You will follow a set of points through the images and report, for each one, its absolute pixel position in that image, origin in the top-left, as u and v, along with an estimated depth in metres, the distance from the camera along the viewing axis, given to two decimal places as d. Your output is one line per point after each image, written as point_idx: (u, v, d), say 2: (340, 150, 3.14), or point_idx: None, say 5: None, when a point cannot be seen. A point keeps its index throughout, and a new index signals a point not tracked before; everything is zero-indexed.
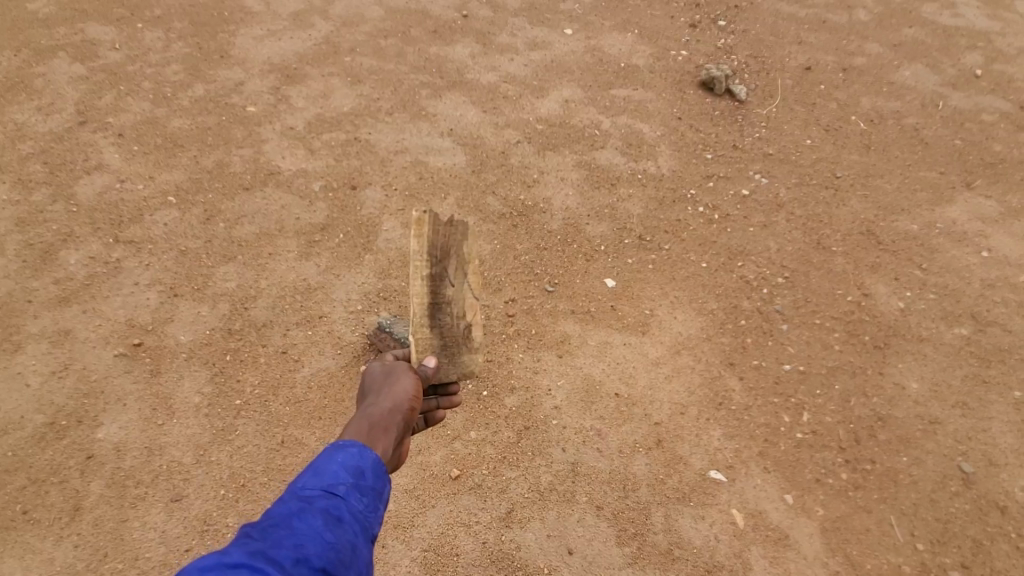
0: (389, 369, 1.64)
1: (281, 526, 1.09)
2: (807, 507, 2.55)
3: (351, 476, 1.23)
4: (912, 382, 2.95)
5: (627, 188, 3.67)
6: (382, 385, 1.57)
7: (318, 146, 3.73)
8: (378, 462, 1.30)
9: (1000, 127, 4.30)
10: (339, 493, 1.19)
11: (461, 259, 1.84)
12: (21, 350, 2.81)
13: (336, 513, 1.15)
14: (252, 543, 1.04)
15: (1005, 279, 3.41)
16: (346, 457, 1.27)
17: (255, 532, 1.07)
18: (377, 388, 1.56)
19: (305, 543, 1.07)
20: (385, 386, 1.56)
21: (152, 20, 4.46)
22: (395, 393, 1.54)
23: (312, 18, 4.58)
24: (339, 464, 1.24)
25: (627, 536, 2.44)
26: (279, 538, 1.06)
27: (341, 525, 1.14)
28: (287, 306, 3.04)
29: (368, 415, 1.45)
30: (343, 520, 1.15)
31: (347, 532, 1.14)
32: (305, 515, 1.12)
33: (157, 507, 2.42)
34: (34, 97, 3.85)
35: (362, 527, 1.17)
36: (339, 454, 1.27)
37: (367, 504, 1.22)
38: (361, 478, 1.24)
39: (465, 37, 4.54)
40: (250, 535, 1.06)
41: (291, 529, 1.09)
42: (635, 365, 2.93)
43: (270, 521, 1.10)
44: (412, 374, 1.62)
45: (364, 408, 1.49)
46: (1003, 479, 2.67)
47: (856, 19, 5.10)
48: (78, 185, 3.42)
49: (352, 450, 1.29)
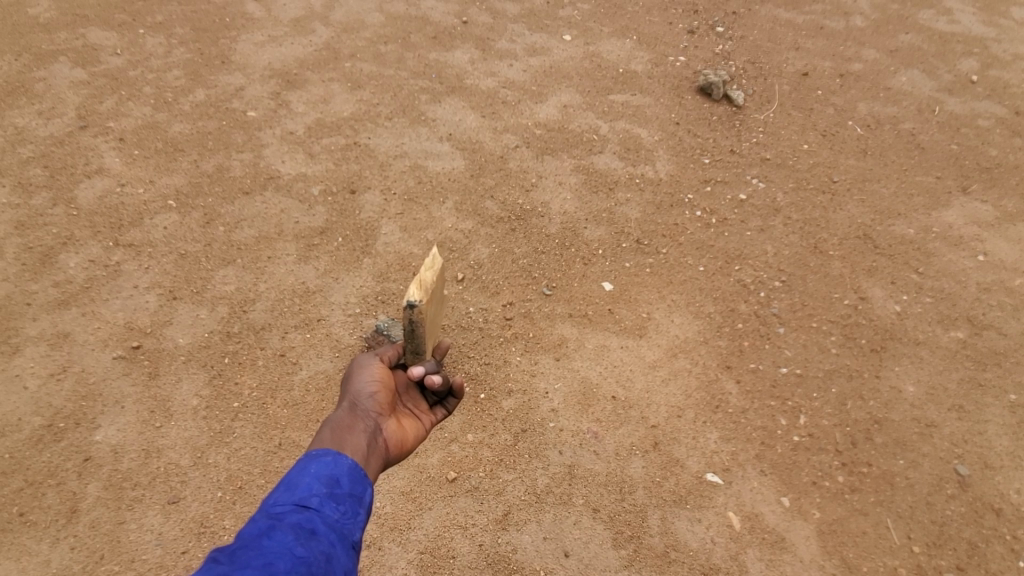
0: (353, 371, 1.86)
1: (250, 547, 1.14)
2: (803, 510, 2.54)
3: (325, 485, 1.37)
4: (908, 385, 2.96)
5: (625, 193, 3.68)
6: (345, 388, 1.81)
7: (317, 151, 3.75)
8: (350, 467, 1.46)
9: (996, 133, 4.32)
10: (312, 505, 1.30)
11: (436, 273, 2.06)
12: (19, 353, 2.82)
13: (309, 527, 1.25)
14: (218, 568, 1.07)
15: (1001, 283, 3.42)
16: (319, 467, 1.42)
17: (223, 556, 1.11)
18: (339, 393, 1.80)
19: (274, 561, 1.13)
20: (346, 390, 1.80)
21: (153, 25, 4.50)
22: (357, 391, 1.77)
23: (313, 24, 4.62)
24: (312, 476, 1.38)
25: (623, 539, 2.44)
26: (250, 551, 1.13)
27: (316, 537, 1.23)
28: (285, 310, 3.05)
29: (331, 420, 1.67)
30: (317, 532, 1.25)
31: (321, 543, 1.23)
32: (277, 533, 1.20)
33: (153, 510, 2.43)
34: (35, 102, 3.88)
35: (338, 536, 1.28)
36: (311, 466, 1.41)
37: (342, 512, 1.34)
38: (334, 486, 1.39)
39: (465, 43, 4.57)
40: (217, 560, 1.10)
41: (260, 547, 1.15)
42: (632, 368, 2.93)
43: (241, 541, 1.16)
44: (367, 366, 1.86)
45: (332, 415, 1.71)
46: (999, 482, 2.67)
47: (853, 25, 5.13)
48: (78, 188, 3.44)
49: (326, 459, 1.45)
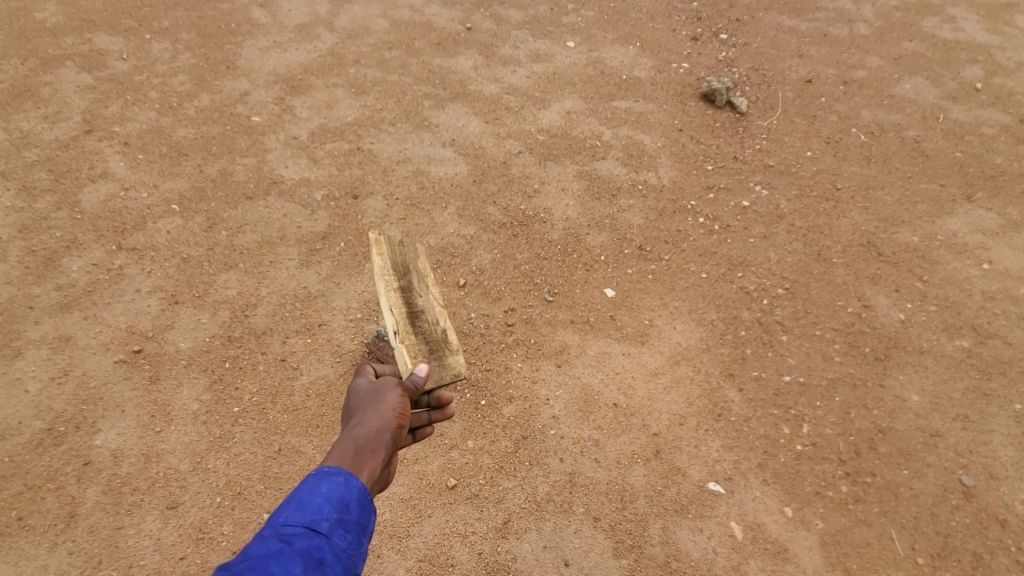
0: (377, 388, 1.76)
1: (256, 571, 1.10)
2: (806, 520, 2.52)
3: (335, 509, 1.28)
4: (913, 394, 2.93)
5: (628, 199, 3.67)
6: (371, 403, 1.69)
7: (320, 156, 3.76)
8: (360, 490, 1.36)
9: (1000, 140, 4.30)
10: (322, 530, 1.23)
11: (417, 273, 2.31)
12: (21, 357, 2.82)
13: (317, 554, 1.19)
14: None
15: (1006, 291, 3.39)
16: (329, 488, 1.33)
17: None
18: (363, 407, 1.68)
19: None
20: (372, 404, 1.69)
21: (160, 31, 4.53)
22: (376, 407, 1.68)
23: (318, 30, 4.64)
24: (322, 496, 1.29)
25: (624, 548, 2.42)
26: None
27: (322, 568, 1.18)
28: (286, 314, 3.04)
29: (357, 436, 1.55)
30: (323, 561, 1.19)
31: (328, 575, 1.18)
32: (285, 558, 1.15)
33: (152, 515, 2.42)
34: (40, 106, 3.90)
35: (343, 567, 1.22)
36: (322, 486, 1.33)
37: (349, 540, 1.26)
38: (345, 511, 1.30)
39: (468, 49, 4.58)
40: None
41: (267, 572, 1.11)
42: (634, 375, 2.92)
43: (247, 562, 1.12)
44: (393, 390, 1.75)
45: (352, 430, 1.59)
46: (1004, 493, 2.64)
47: (857, 33, 5.13)
48: (82, 193, 3.45)
49: (337, 480, 1.36)
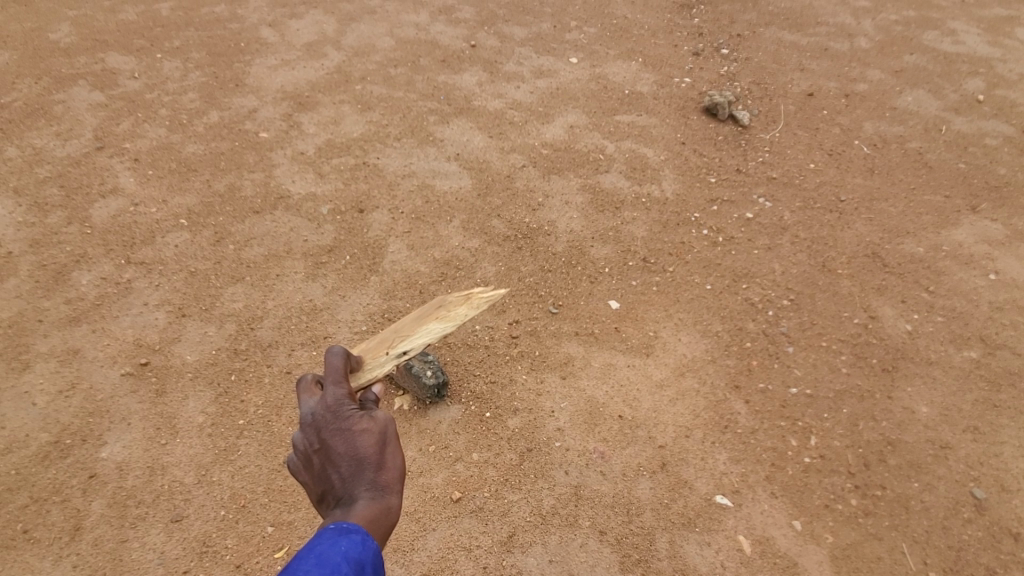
0: (380, 433, 1.37)
1: None
2: (816, 535, 2.48)
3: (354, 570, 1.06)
4: (921, 406, 2.90)
5: (631, 212, 3.69)
6: (379, 459, 1.33)
7: (327, 170, 3.80)
8: (379, 555, 1.14)
9: (1004, 151, 4.30)
10: None
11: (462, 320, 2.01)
12: (29, 369, 2.84)
13: None
14: None
15: (1013, 302, 3.37)
16: (348, 546, 1.11)
17: None
18: (374, 463, 1.32)
19: None
20: (383, 462, 1.34)
21: (171, 50, 4.62)
22: (391, 467, 1.34)
23: (325, 49, 4.72)
24: (341, 555, 1.08)
25: (631, 563, 2.39)
26: None
27: None
28: (292, 327, 3.06)
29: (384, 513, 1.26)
30: None
31: None
32: None
33: (157, 528, 2.41)
34: (53, 123, 3.97)
35: None
36: (341, 542, 1.11)
37: None
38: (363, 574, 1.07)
39: (472, 66, 4.65)
40: None
41: None
42: (639, 387, 2.91)
43: None
44: (392, 435, 1.39)
45: (374, 501, 1.27)
46: (1017, 506, 2.60)
47: (858, 47, 5.16)
48: (92, 208, 3.50)
49: (355, 538, 1.14)
